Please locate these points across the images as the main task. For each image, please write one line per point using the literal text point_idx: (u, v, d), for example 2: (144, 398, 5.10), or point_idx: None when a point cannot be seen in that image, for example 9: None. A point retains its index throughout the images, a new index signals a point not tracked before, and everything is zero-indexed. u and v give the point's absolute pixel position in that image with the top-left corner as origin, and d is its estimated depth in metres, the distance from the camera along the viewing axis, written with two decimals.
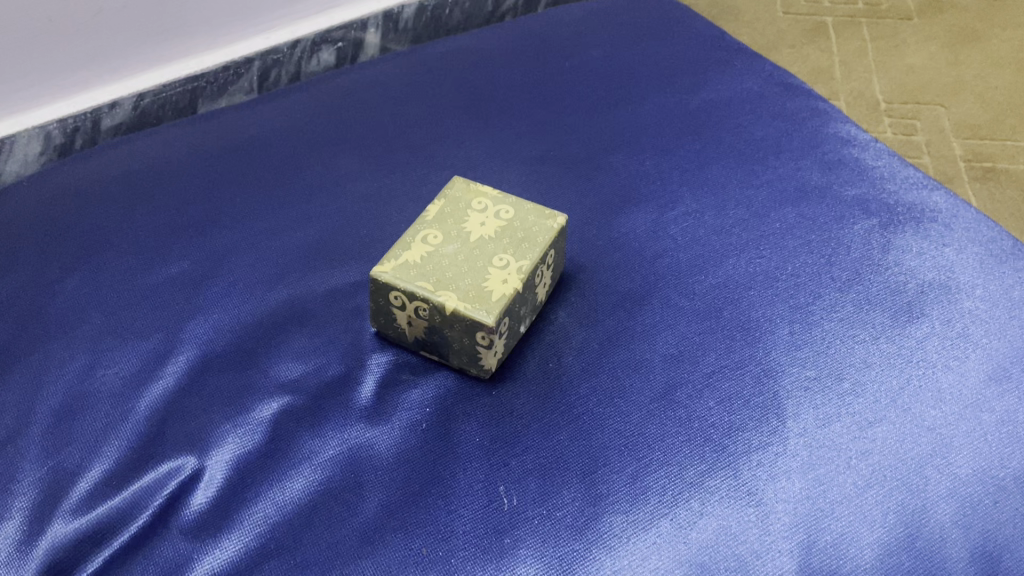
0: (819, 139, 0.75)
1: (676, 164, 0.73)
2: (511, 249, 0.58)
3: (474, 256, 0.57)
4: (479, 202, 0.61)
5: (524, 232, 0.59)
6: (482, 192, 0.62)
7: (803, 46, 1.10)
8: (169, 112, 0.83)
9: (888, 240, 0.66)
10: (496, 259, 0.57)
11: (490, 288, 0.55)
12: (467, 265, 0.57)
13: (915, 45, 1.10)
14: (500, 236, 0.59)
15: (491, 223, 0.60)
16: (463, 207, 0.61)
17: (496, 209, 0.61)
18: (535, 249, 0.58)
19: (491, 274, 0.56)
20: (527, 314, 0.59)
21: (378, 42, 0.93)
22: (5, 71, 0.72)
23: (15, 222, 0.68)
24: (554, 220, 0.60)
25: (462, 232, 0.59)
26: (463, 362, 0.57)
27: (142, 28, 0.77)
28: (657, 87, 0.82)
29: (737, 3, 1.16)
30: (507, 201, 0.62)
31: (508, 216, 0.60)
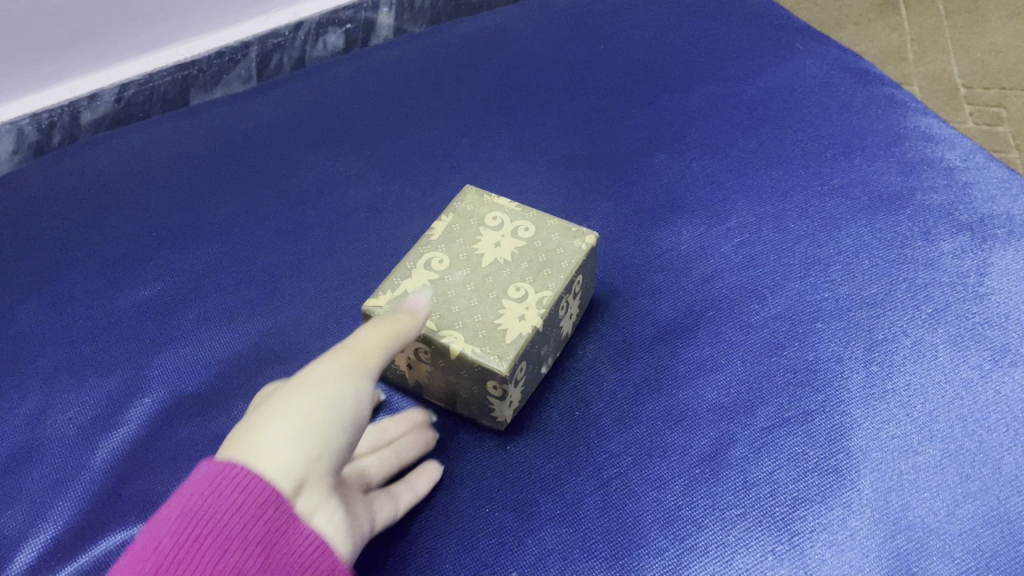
0: (895, 139, 0.65)
1: (728, 168, 0.63)
2: (529, 277, 0.49)
3: (485, 285, 0.48)
4: (493, 217, 0.52)
5: (547, 254, 0.50)
6: (496, 204, 0.53)
7: (872, 23, 0.98)
8: (158, 105, 0.74)
9: (985, 259, 0.56)
10: (511, 289, 0.48)
11: (504, 327, 0.46)
12: (477, 298, 0.48)
13: (1000, 21, 0.98)
14: (517, 259, 0.49)
15: (508, 244, 0.50)
16: (475, 223, 0.52)
17: (513, 225, 0.51)
18: (559, 277, 0.48)
19: (505, 308, 0.47)
20: (549, 353, 0.50)
21: (392, 23, 0.83)
22: None
23: None
24: (582, 238, 0.51)
25: (472, 255, 0.50)
26: (473, 412, 0.48)
27: (126, 12, 0.69)
28: (704, 73, 0.72)
29: None
30: (526, 215, 0.52)
31: (527, 234, 0.51)
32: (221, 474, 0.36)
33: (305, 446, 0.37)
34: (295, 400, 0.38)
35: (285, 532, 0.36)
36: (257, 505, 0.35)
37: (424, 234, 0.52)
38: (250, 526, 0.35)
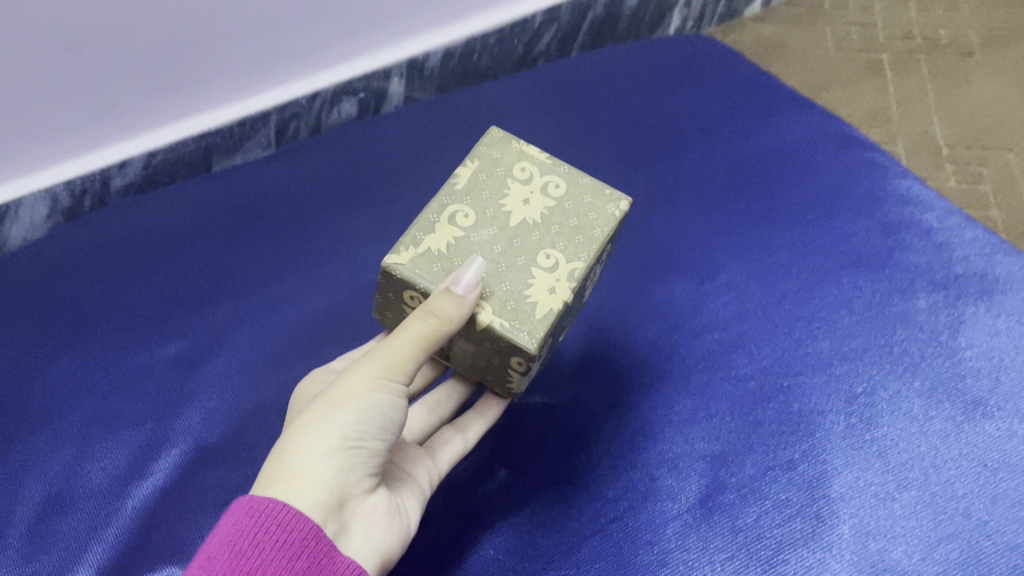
0: (876, 200, 0.69)
1: (718, 228, 0.68)
2: (564, 245, 0.50)
3: (514, 249, 0.49)
4: (522, 169, 0.52)
5: (578, 220, 0.51)
6: (530, 157, 0.53)
7: (858, 85, 1.03)
8: (183, 169, 0.80)
9: (958, 316, 0.59)
10: (540, 256, 0.49)
11: (533, 300, 0.47)
12: (507, 259, 0.49)
13: (980, 84, 1.02)
14: (549, 221, 0.51)
15: (536, 201, 0.51)
16: (502, 172, 0.52)
17: (543, 180, 0.52)
18: (590, 246, 0.50)
19: (535, 275, 0.48)
20: (572, 313, 0.52)
21: (402, 91, 0.90)
22: (11, 131, 0.70)
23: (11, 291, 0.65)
24: (619, 204, 0.52)
25: (499, 212, 0.51)
26: (491, 380, 0.52)
27: (154, 83, 0.74)
28: (696, 138, 0.77)
29: (787, 37, 1.11)
30: (556, 171, 0.53)
31: (559, 193, 0.52)
32: (256, 511, 0.39)
33: (339, 463, 0.41)
34: (329, 414, 0.42)
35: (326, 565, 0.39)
36: (300, 540, 0.38)
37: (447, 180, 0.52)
38: (293, 561, 0.38)
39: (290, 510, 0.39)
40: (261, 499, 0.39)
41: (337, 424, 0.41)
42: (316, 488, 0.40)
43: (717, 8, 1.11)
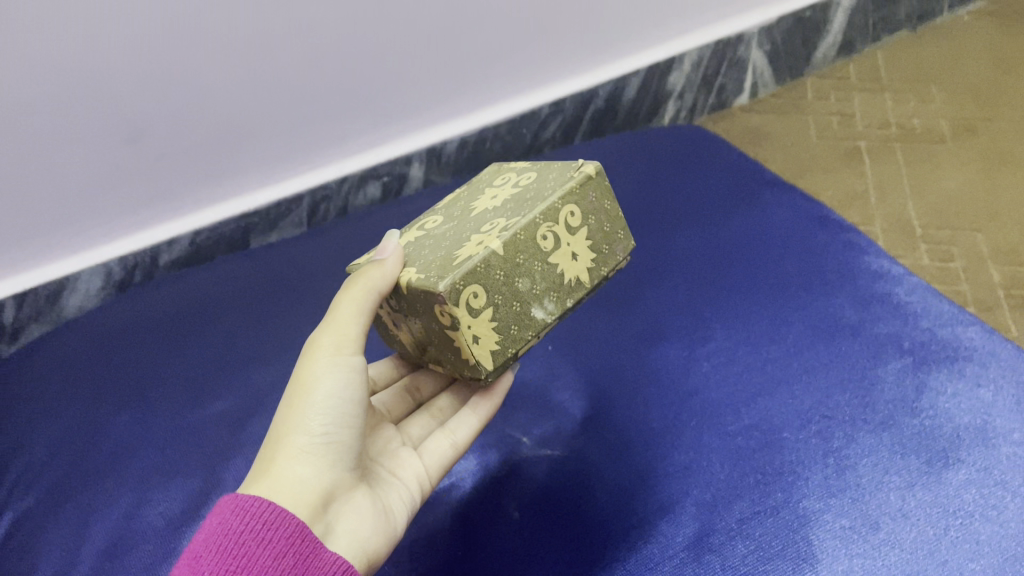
0: (851, 275, 0.77)
1: (708, 300, 0.75)
2: (508, 211, 0.54)
3: (464, 229, 0.55)
4: (503, 179, 0.61)
5: (535, 191, 0.55)
6: (513, 171, 0.62)
7: (838, 170, 1.12)
8: (224, 247, 0.91)
9: (923, 380, 0.66)
10: (484, 225, 0.54)
11: (458, 254, 0.51)
12: (456, 233, 0.55)
13: (951, 169, 1.11)
14: (507, 200, 0.56)
15: (506, 193, 0.58)
16: (485, 187, 0.62)
17: (518, 179, 0.60)
18: (534, 204, 0.53)
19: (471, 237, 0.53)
20: (534, 281, 0.53)
21: (422, 175, 1.00)
22: (80, 218, 0.83)
23: (79, 362, 0.74)
24: (578, 170, 0.55)
25: (466, 211, 0.59)
26: (455, 360, 0.54)
27: (195, 169, 0.86)
28: (687, 222, 0.86)
29: (772, 129, 1.22)
30: (534, 170, 0.59)
31: (526, 182, 0.58)
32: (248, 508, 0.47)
33: (310, 460, 0.51)
34: (299, 420, 0.51)
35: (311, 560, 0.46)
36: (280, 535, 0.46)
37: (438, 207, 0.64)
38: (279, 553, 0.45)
39: (276, 507, 0.47)
40: (252, 499, 0.47)
41: (302, 422, 0.51)
42: (300, 489, 0.50)
43: (707, 99, 1.25)
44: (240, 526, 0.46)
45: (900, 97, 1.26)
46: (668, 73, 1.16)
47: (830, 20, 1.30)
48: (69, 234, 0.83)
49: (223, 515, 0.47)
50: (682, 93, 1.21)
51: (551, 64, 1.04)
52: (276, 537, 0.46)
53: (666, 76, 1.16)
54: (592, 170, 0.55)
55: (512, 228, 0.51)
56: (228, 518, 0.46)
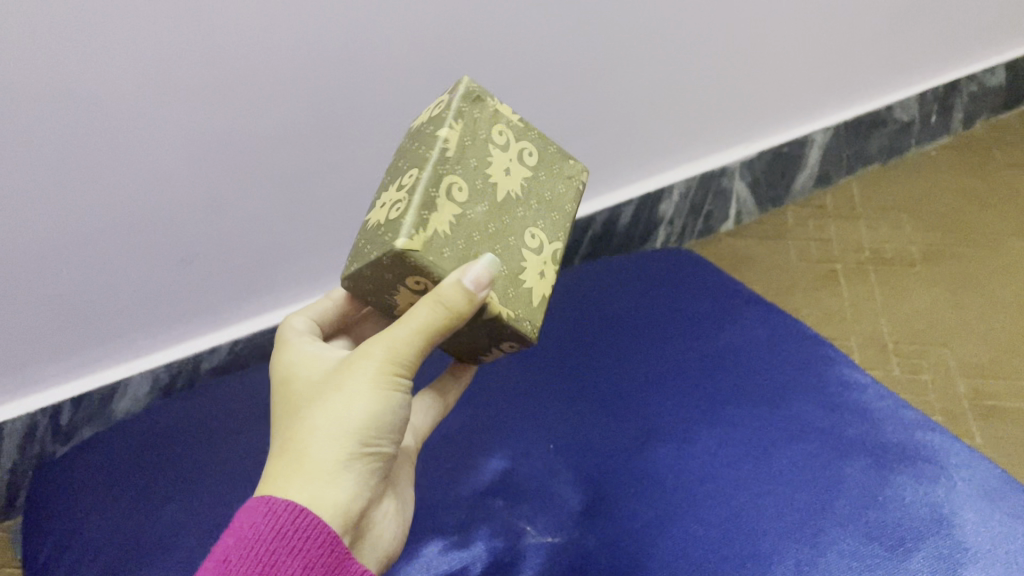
0: (823, 384, 0.86)
1: (694, 404, 0.84)
2: (544, 222, 0.63)
3: (504, 224, 0.59)
4: (498, 132, 0.61)
5: (553, 195, 0.64)
6: (510, 126, 0.62)
7: (816, 290, 1.23)
8: (258, 355, 1.03)
9: (886, 478, 0.74)
10: (528, 237, 0.61)
11: (530, 287, 0.60)
12: (507, 231, 0.59)
13: (921, 290, 1.21)
14: (530, 192, 0.62)
15: (517, 169, 0.62)
16: (484, 137, 0.60)
17: (521, 147, 0.63)
18: (562, 223, 0.64)
19: (524, 252, 0.60)
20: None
21: None
22: (135, 329, 0.93)
23: (135, 458, 0.86)
24: (577, 174, 0.67)
25: (488, 186, 0.59)
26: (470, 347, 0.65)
27: (237, 288, 0.98)
28: (674, 335, 0.96)
29: (756, 251, 1.34)
30: (528, 139, 0.63)
31: (531, 159, 0.63)
32: (280, 515, 0.48)
33: (347, 471, 0.51)
34: (342, 429, 0.51)
35: (335, 569, 0.49)
36: (311, 544, 0.48)
37: (439, 142, 0.57)
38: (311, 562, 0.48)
39: (312, 518, 0.49)
40: (286, 505, 0.49)
41: (357, 440, 0.51)
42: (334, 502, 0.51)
43: (695, 224, 1.37)
44: (272, 533, 0.48)
45: (873, 223, 1.37)
46: (658, 202, 1.29)
47: (807, 154, 1.43)
48: (121, 346, 0.94)
49: (255, 518, 0.48)
50: (672, 219, 1.33)
51: None
52: (308, 547, 0.48)
53: (657, 205, 1.29)
54: (585, 176, 0.68)
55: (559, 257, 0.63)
56: (258, 521, 0.48)
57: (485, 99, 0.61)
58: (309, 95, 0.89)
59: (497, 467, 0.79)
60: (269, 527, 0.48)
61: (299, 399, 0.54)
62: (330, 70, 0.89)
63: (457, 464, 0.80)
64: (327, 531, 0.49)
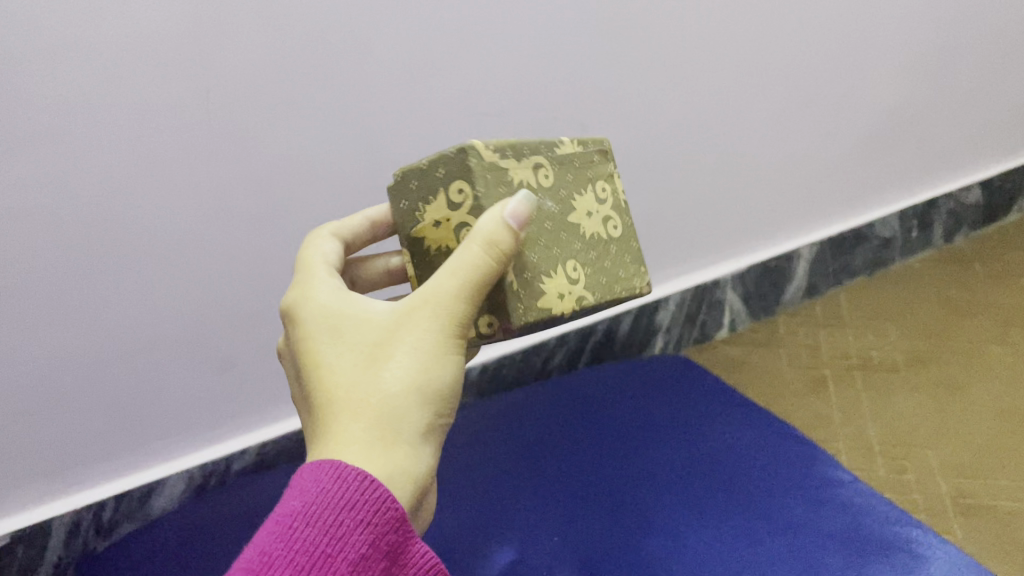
0: (807, 481, 0.94)
1: (689, 501, 0.91)
2: (592, 269, 0.67)
3: (557, 236, 0.65)
4: (602, 189, 0.72)
5: (611, 268, 0.70)
6: (613, 197, 0.73)
7: (806, 395, 1.30)
8: (285, 457, 1.11)
9: (866, 567, 0.80)
10: (569, 265, 0.65)
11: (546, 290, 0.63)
12: (556, 241, 0.65)
13: (904, 394, 1.29)
14: (596, 243, 0.69)
15: (596, 222, 0.70)
16: (589, 181, 0.70)
17: (608, 215, 0.71)
18: (604, 290, 0.68)
19: (559, 268, 0.64)
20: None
21: None
22: (175, 431, 1.03)
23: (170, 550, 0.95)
24: (639, 286, 0.73)
25: (565, 204, 0.66)
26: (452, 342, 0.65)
27: (268, 397, 1.08)
28: (670, 437, 1.04)
29: (749, 358, 1.42)
30: (619, 221, 0.73)
31: (612, 232, 0.71)
32: (350, 486, 0.48)
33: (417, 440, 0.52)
34: (415, 389, 0.52)
35: (398, 548, 0.49)
36: (377, 523, 0.48)
37: (553, 140, 0.68)
38: (377, 539, 0.47)
39: (382, 489, 0.48)
40: (358, 474, 0.48)
41: (431, 402, 0.53)
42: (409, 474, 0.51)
43: (692, 332, 1.46)
44: (340, 504, 0.47)
45: (859, 331, 1.46)
46: (656, 311, 1.38)
47: (794, 268, 1.53)
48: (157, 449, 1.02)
49: (326, 487, 0.47)
50: (669, 327, 1.42)
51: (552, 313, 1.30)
52: (374, 521, 0.48)
53: (654, 314, 1.38)
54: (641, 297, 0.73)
55: (582, 307, 0.65)
56: (325, 489, 0.47)
57: (609, 160, 0.74)
58: (328, 219, 1.02)
59: (505, 557, 0.85)
60: (336, 498, 0.47)
61: (357, 354, 0.53)
62: (348, 198, 1.03)
63: (468, 555, 0.86)
64: (395, 507, 0.49)
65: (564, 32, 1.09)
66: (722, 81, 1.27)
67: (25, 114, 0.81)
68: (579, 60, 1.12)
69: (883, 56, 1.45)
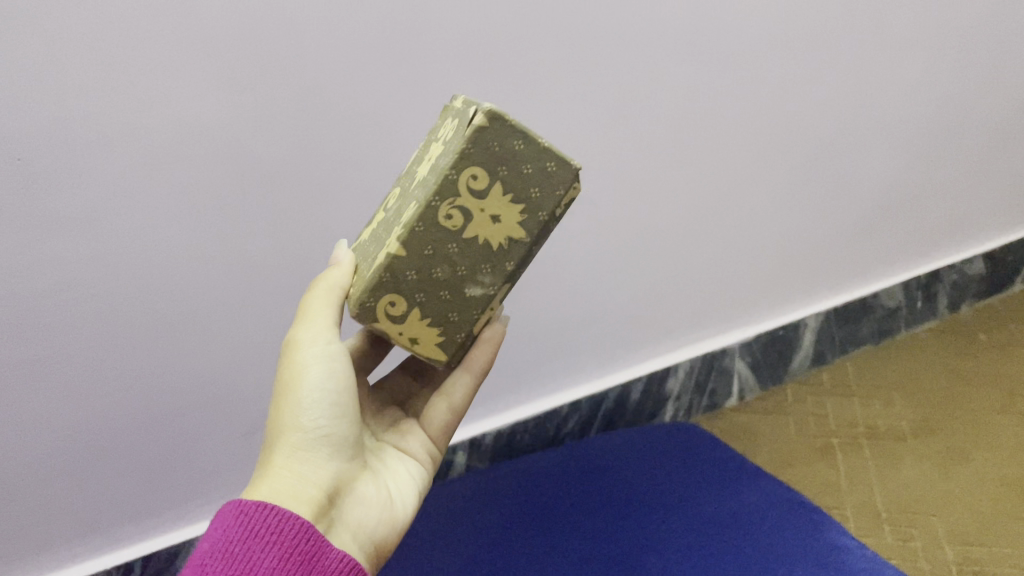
0: (813, 545, 0.96)
1: (697, 563, 0.95)
2: (418, 189, 0.68)
3: (392, 210, 0.72)
4: (440, 125, 0.74)
5: (440, 155, 0.67)
6: (449, 112, 0.72)
7: (814, 463, 1.33)
8: None
9: None
10: (399, 213, 0.69)
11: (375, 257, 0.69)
12: (389, 215, 0.72)
13: (911, 462, 1.31)
14: (424, 166, 0.70)
15: (429, 152, 0.71)
16: (429, 139, 0.75)
17: (443, 128, 0.71)
18: (427, 183, 0.66)
19: (391, 227, 0.69)
20: (455, 265, 0.69)
21: (464, 460, 1.29)
22: (199, 496, 1.14)
23: None
24: (467, 127, 0.64)
25: (401, 183, 0.75)
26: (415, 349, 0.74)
27: None
28: (680, 502, 1.07)
29: (758, 426, 1.45)
30: (455, 113, 0.70)
31: (443, 134, 0.70)
32: (253, 521, 0.61)
33: (300, 450, 0.67)
34: (285, 412, 0.68)
35: (311, 554, 0.62)
36: (283, 542, 0.61)
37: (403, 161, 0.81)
38: (287, 554, 0.60)
39: (278, 517, 0.61)
40: (257, 510, 0.61)
41: (298, 418, 0.68)
42: (294, 481, 0.66)
43: (701, 399, 1.50)
44: (245, 534, 0.60)
45: (867, 400, 1.49)
46: (665, 379, 1.44)
47: (801, 337, 1.57)
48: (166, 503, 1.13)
49: (230, 528, 0.60)
50: (679, 394, 1.47)
51: (563, 381, 1.35)
52: (280, 540, 0.61)
53: (663, 382, 1.44)
54: (481, 124, 0.63)
55: (404, 226, 0.66)
56: (231, 525, 0.60)
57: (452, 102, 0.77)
58: None
59: None
60: (243, 530, 0.60)
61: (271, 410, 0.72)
62: None
63: None
64: (298, 519, 0.62)
65: (594, 118, 1.10)
66: (743, 164, 1.29)
67: (68, 199, 0.85)
68: (610, 145, 1.14)
69: (903, 140, 1.46)
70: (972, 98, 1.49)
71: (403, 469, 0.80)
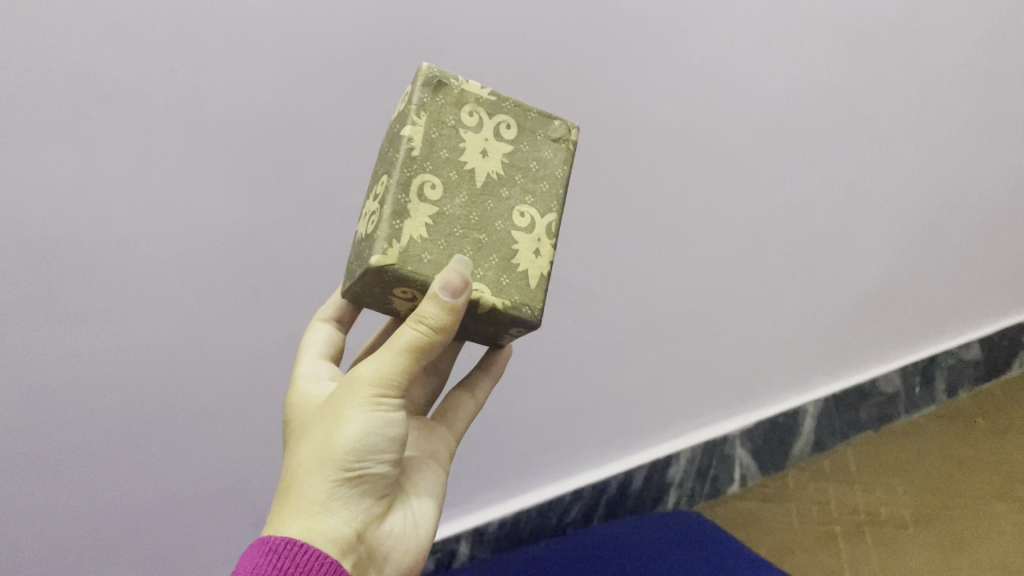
0: None
1: None
2: (531, 194, 0.73)
3: (487, 211, 0.71)
4: (468, 113, 0.71)
5: (530, 160, 0.74)
6: (479, 97, 0.72)
7: (818, 551, 1.36)
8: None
9: None
10: (522, 218, 0.72)
11: (526, 265, 0.71)
12: (494, 218, 0.71)
13: (913, 549, 1.35)
14: (507, 166, 0.72)
15: (488, 148, 0.72)
16: (453, 126, 0.70)
17: (498, 124, 0.72)
18: (544, 190, 0.74)
19: (514, 233, 0.71)
20: None
21: (468, 551, 1.27)
22: None
23: None
24: (565, 140, 0.76)
25: (464, 178, 0.70)
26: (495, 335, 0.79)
27: None
28: None
29: (761, 514, 1.46)
30: (501, 111, 0.73)
31: (507, 132, 0.73)
32: (282, 558, 0.58)
33: (335, 491, 0.62)
34: (325, 447, 0.62)
35: None
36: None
37: (405, 143, 0.68)
38: None
39: (306, 556, 0.58)
40: (289, 547, 0.59)
41: (341, 460, 0.62)
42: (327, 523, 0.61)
43: (704, 486, 1.49)
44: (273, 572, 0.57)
45: (868, 487, 1.50)
46: (667, 466, 1.45)
47: (801, 424, 1.58)
48: None
49: (259, 566, 0.58)
50: (681, 481, 1.47)
51: (565, 472, 1.37)
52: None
53: (665, 470, 1.44)
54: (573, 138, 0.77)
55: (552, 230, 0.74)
56: (261, 563, 0.58)
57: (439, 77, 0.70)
58: None
59: None
60: (271, 567, 0.58)
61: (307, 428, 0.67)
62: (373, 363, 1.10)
63: None
64: (327, 558, 0.59)
65: (592, 215, 1.14)
66: (736, 257, 1.32)
67: (90, 297, 0.90)
68: (607, 240, 1.17)
69: (892, 233, 1.50)
70: (960, 191, 1.54)
71: (428, 490, 0.76)
